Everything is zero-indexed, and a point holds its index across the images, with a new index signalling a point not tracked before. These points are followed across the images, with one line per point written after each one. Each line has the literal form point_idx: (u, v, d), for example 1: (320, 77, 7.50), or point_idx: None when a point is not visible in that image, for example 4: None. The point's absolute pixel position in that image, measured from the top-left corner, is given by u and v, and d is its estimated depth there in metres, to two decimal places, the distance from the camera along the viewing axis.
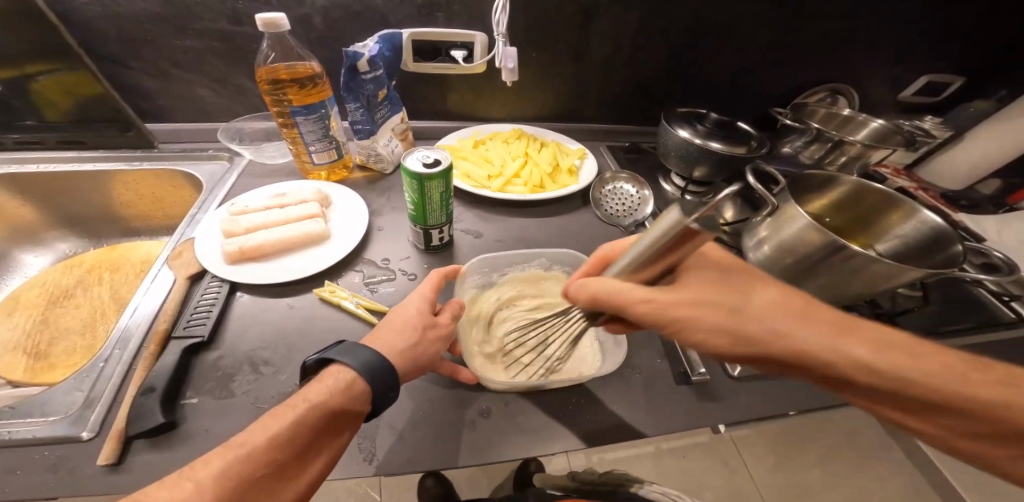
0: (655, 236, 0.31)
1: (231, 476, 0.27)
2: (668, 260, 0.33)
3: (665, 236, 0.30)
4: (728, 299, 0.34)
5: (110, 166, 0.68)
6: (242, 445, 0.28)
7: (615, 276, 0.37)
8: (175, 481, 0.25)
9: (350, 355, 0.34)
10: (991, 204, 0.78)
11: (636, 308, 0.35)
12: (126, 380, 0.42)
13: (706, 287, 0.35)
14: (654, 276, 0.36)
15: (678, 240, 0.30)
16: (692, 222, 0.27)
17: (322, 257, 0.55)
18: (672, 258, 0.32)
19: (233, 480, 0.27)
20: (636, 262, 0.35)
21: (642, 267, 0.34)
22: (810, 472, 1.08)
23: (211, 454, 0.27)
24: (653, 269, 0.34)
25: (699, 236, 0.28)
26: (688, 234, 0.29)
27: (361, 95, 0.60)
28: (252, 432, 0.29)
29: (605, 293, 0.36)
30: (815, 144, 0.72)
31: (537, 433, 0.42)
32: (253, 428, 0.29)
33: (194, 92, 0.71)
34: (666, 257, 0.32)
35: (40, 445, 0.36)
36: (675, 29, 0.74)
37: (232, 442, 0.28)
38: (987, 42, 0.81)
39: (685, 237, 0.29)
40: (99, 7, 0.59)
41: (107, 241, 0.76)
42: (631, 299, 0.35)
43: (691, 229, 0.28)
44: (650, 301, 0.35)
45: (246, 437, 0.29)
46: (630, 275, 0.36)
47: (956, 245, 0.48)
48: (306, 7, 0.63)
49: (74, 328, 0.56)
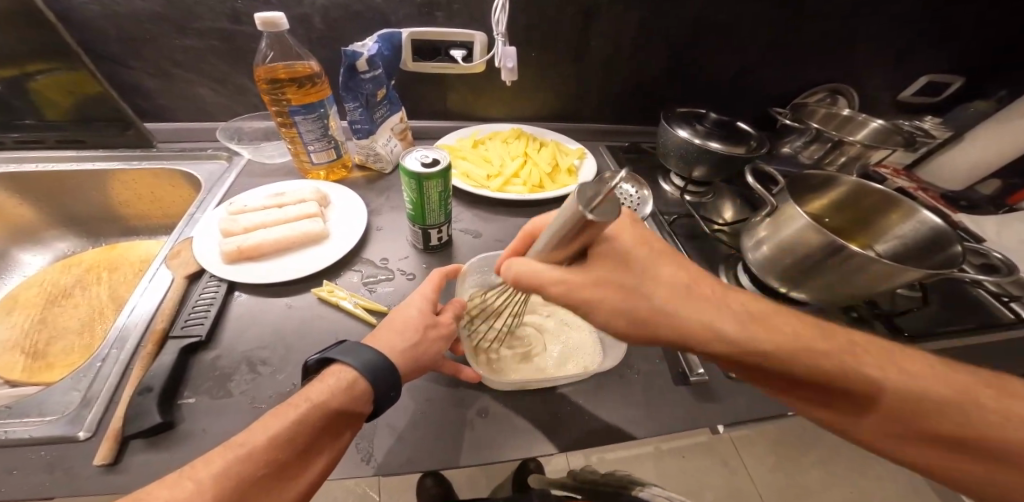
0: (560, 219, 0.31)
1: (231, 475, 0.27)
2: (577, 245, 0.32)
3: (565, 225, 0.30)
4: (628, 278, 0.33)
5: (109, 165, 0.67)
6: (243, 444, 0.28)
7: (535, 257, 0.35)
8: (176, 480, 0.25)
9: (351, 354, 0.34)
10: (991, 204, 0.79)
11: (551, 289, 0.34)
12: (124, 380, 0.41)
13: (610, 266, 0.33)
14: (569, 257, 0.34)
15: (578, 228, 0.29)
16: (586, 211, 0.28)
17: (321, 256, 0.55)
18: (580, 243, 0.32)
19: (233, 480, 0.27)
20: (550, 244, 0.33)
21: (556, 249, 0.33)
22: (810, 472, 1.08)
23: (212, 453, 0.27)
24: (566, 252, 0.33)
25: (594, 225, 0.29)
26: (585, 222, 0.29)
27: (360, 94, 0.60)
28: (253, 431, 0.29)
29: (525, 275, 0.35)
30: (815, 144, 0.71)
31: (535, 434, 0.42)
32: (253, 427, 0.29)
33: (193, 91, 0.71)
34: (574, 242, 0.31)
35: (37, 445, 0.36)
36: (675, 29, 0.74)
37: (234, 441, 0.28)
38: (987, 42, 0.81)
39: (582, 226, 0.29)
40: (99, 7, 0.59)
41: (106, 240, 0.76)
42: (546, 281, 0.34)
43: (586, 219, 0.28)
44: (560, 282, 0.34)
45: (247, 436, 0.29)
46: (545, 257, 0.34)
47: (954, 246, 0.47)
48: (306, 7, 0.63)
49: (73, 327, 0.56)
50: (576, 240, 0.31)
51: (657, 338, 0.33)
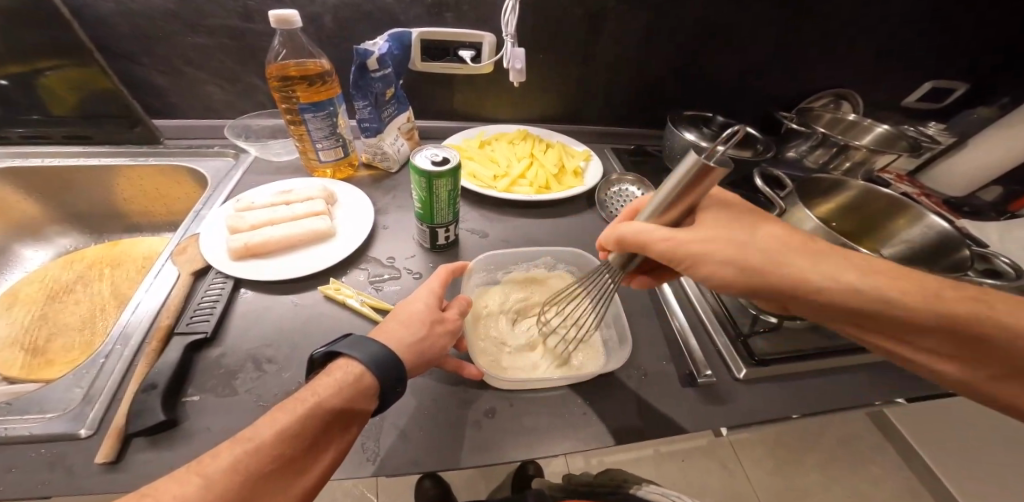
0: (674, 176, 0.31)
1: (240, 470, 0.26)
2: (687, 203, 0.32)
3: (682, 179, 0.30)
4: (743, 235, 0.33)
5: (114, 162, 0.67)
6: (252, 439, 0.28)
7: (643, 220, 0.36)
8: (184, 476, 0.25)
9: (357, 348, 0.34)
10: (993, 211, 0.81)
11: (656, 250, 0.35)
12: (127, 376, 0.41)
13: (723, 224, 0.34)
14: (680, 217, 0.35)
15: (695, 179, 0.29)
16: (705, 163, 0.28)
17: (327, 254, 0.55)
18: (691, 201, 0.32)
19: (242, 474, 0.26)
20: (658, 206, 0.34)
21: (666, 211, 0.34)
22: (810, 476, 1.07)
23: (221, 448, 0.27)
24: (677, 213, 0.34)
25: (716, 173, 0.28)
26: (705, 175, 0.29)
27: (369, 93, 0.60)
28: (261, 426, 0.29)
29: (631, 235, 0.35)
30: (820, 149, 0.72)
31: (543, 436, 0.41)
32: (260, 422, 0.29)
33: (201, 89, 0.71)
34: (686, 199, 0.32)
35: (39, 442, 0.35)
36: (681, 34, 0.74)
37: (241, 436, 0.28)
38: (991, 49, 0.82)
39: (702, 177, 0.29)
40: (112, 3, 0.59)
41: (109, 237, 0.75)
42: (653, 239, 0.34)
43: (706, 165, 0.28)
44: (669, 241, 0.34)
45: (254, 431, 0.28)
46: (654, 219, 0.35)
47: (963, 250, 0.48)
48: (317, 5, 0.63)
49: (74, 324, 0.55)
50: (695, 195, 0.31)
51: (764, 288, 0.33)
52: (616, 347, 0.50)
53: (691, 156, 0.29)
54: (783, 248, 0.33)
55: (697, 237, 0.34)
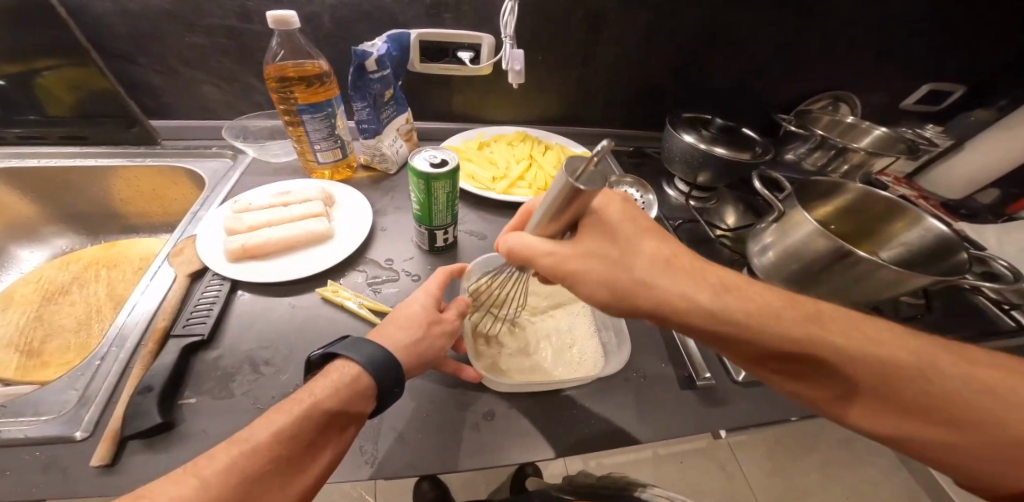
0: (551, 190, 0.31)
1: (235, 471, 0.26)
2: (566, 219, 0.32)
3: (556, 196, 0.30)
4: (627, 259, 0.33)
5: (111, 162, 0.67)
6: (247, 440, 0.28)
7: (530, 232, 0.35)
8: (180, 477, 0.25)
9: (354, 350, 0.34)
10: (991, 214, 0.82)
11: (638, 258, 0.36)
12: (123, 378, 0.41)
13: (599, 238, 0.33)
14: (558, 230, 0.34)
15: (567, 198, 0.29)
16: (572, 181, 0.28)
17: (326, 256, 0.55)
18: (571, 216, 0.32)
19: (238, 476, 0.26)
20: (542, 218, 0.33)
21: (549, 222, 0.33)
22: (808, 477, 1.08)
23: (217, 450, 0.27)
24: (558, 227, 0.33)
25: (586, 193, 0.29)
26: (574, 191, 0.29)
27: (368, 94, 0.59)
28: (257, 428, 0.28)
29: (516, 248, 0.35)
30: (818, 151, 0.72)
31: (540, 439, 0.41)
32: (256, 423, 0.29)
33: (199, 90, 0.71)
34: (564, 213, 0.31)
35: (32, 444, 0.35)
36: (680, 36, 0.74)
37: (237, 437, 0.28)
38: (989, 51, 0.82)
39: (575, 194, 0.29)
40: (110, 3, 0.59)
41: (106, 237, 0.75)
42: (535, 252, 0.34)
43: (573, 186, 0.28)
44: (552, 255, 0.34)
45: (250, 432, 0.28)
46: (536, 232, 0.34)
47: (960, 252, 0.48)
48: (316, 6, 0.63)
49: (69, 326, 0.55)
50: (570, 211, 0.31)
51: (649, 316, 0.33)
52: (614, 351, 0.50)
53: (560, 176, 0.28)
54: (682, 281, 0.32)
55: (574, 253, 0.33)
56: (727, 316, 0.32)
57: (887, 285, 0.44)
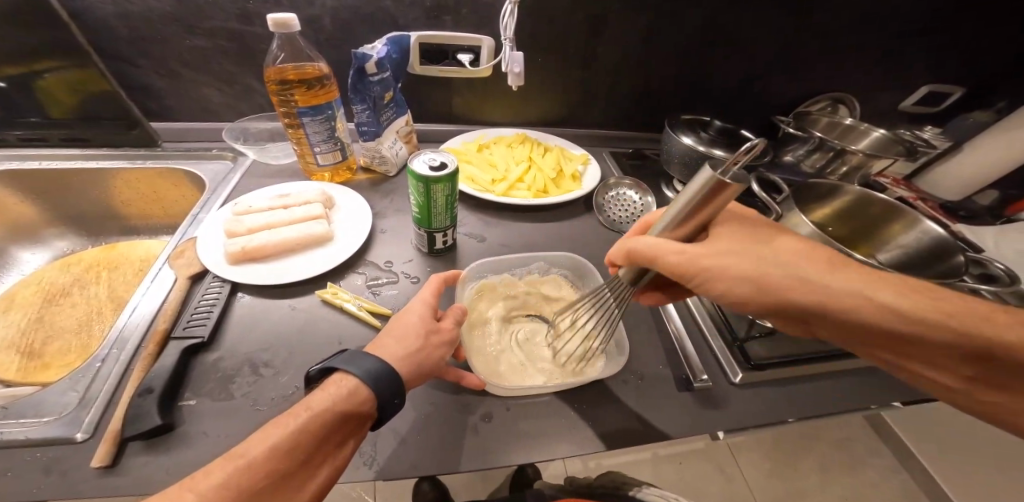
0: (687, 191, 0.31)
1: (231, 487, 0.25)
2: (702, 219, 0.33)
3: (696, 191, 0.30)
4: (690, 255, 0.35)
5: (111, 164, 0.67)
6: (243, 455, 0.27)
7: (656, 235, 0.36)
8: (176, 495, 0.24)
9: (354, 362, 0.34)
10: (990, 215, 0.82)
11: (669, 262, 0.34)
12: (123, 380, 0.41)
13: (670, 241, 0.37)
14: (692, 232, 0.34)
15: (708, 195, 0.29)
16: (719, 176, 0.28)
17: (326, 258, 0.55)
18: (705, 216, 0.32)
19: (232, 491, 0.25)
20: (672, 219, 0.34)
21: (679, 225, 0.34)
22: (807, 478, 1.08)
23: (212, 465, 0.26)
24: (690, 228, 0.34)
25: (732, 189, 0.28)
26: (721, 186, 0.28)
27: (368, 97, 0.60)
28: (254, 441, 0.28)
29: (642, 248, 0.36)
30: (817, 153, 0.72)
31: (542, 440, 0.41)
32: (253, 437, 0.28)
33: (200, 92, 0.71)
34: (697, 214, 0.32)
35: (33, 446, 0.35)
36: (678, 38, 0.75)
37: (233, 452, 0.27)
38: (989, 53, 0.82)
39: (719, 190, 0.29)
40: (109, 5, 0.59)
41: (106, 239, 0.75)
42: (664, 251, 0.35)
43: (722, 181, 0.28)
44: (681, 253, 0.34)
45: (247, 447, 0.28)
46: (666, 233, 0.35)
47: (958, 256, 0.48)
48: (317, 8, 0.63)
49: (70, 327, 0.55)
50: (712, 208, 0.31)
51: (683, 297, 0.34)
52: (613, 349, 0.51)
53: (705, 172, 0.29)
54: None
55: (709, 251, 0.34)
56: (745, 298, 0.33)
57: None
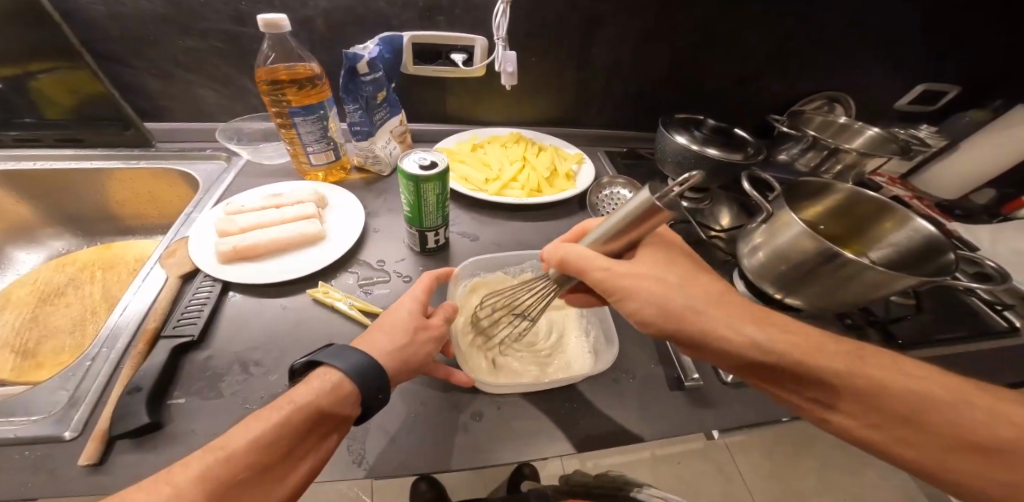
0: (627, 209, 0.34)
1: (210, 478, 0.26)
2: (631, 238, 0.36)
3: (635, 210, 0.33)
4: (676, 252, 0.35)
5: (107, 164, 0.68)
6: (223, 447, 0.27)
7: (587, 245, 0.39)
8: (152, 486, 0.24)
9: (339, 357, 0.34)
10: (986, 214, 0.81)
11: (594, 274, 0.37)
12: (113, 378, 0.41)
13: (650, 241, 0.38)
14: (621, 249, 0.38)
15: (646, 215, 0.32)
16: (654, 199, 0.31)
17: (319, 257, 0.55)
18: (635, 236, 0.35)
19: (212, 483, 0.26)
20: (606, 234, 0.37)
21: (611, 240, 0.37)
22: (805, 479, 1.07)
23: (192, 457, 0.27)
24: (619, 245, 0.37)
25: (663, 215, 0.32)
26: (656, 209, 0.32)
27: (360, 96, 0.60)
28: (235, 434, 0.28)
29: (573, 257, 0.38)
30: (811, 152, 0.72)
31: (532, 439, 0.41)
32: (235, 430, 0.29)
33: (194, 93, 0.71)
34: (627, 235, 0.35)
35: (23, 444, 0.35)
36: (671, 38, 0.75)
37: (214, 444, 0.27)
38: (986, 52, 0.82)
39: (653, 212, 0.32)
40: (102, 7, 0.60)
41: (102, 239, 0.76)
42: (591, 264, 0.37)
43: (656, 204, 0.31)
44: (606, 268, 0.37)
45: (228, 440, 0.28)
46: (598, 246, 0.38)
47: (948, 253, 0.48)
48: (309, 9, 0.63)
49: (64, 327, 0.55)
50: (644, 228, 0.34)
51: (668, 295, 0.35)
52: (604, 347, 0.50)
53: (645, 193, 0.32)
54: None
55: (634, 269, 0.37)
56: None
57: (874, 287, 0.44)
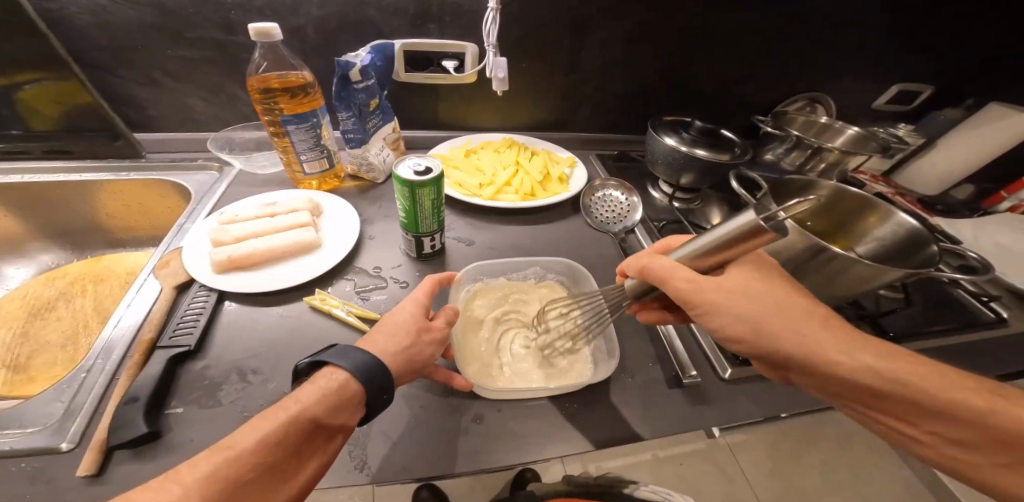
0: (728, 227, 0.33)
1: (220, 477, 0.25)
2: (727, 257, 0.35)
3: (737, 228, 0.33)
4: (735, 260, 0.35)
5: (96, 176, 0.67)
6: (231, 447, 0.27)
7: (677, 258, 0.39)
8: (161, 485, 0.24)
9: (344, 357, 0.34)
10: (968, 209, 0.86)
11: (676, 284, 0.37)
12: (109, 389, 0.40)
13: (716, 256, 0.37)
14: (712, 265, 0.37)
15: (747, 236, 0.32)
16: (761, 219, 0.30)
17: (311, 265, 0.55)
18: (732, 255, 0.35)
19: (221, 482, 0.25)
20: (702, 249, 0.36)
21: (706, 255, 0.36)
22: (807, 477, 1.08)
23: (199, 457, 0.26)
24: (713, 261, 0.36)
25: (766, 236, 0.31)
26: (758, 230, 0.31)
27: (352, 104, 0.61)
28: (241, 434, 0.28)
29: (657, 267, 0.39)
30: (796, 151, 0.75)
31: (536, 440, 0.41)
32: (243, 429, 0.28)
33: (183, 101, 0.71)
34: (728, 251, 0.34)
35: (20, 456, 0.35)
36: (655, 43, 0.77)
37: (220, 444, 0.27)
38: (959, 51, 0.85)
39: (755, 234, 0.31)
40: (87, 15, 0.59)
41: (92, 253, 0.74)
42: (676, 275, 0.37)
43: (762, 226, 0.30)
44: (690, 282, 0.37)
45: (234, 439, 0.27)
46: (686, 260, 0.38)
47: (931, 246, 0.50)
48: (300, 17, 0.64)
49: (55, 341, 0.54)
50: (736, 250, 0.34)
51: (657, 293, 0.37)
52: (603, 352, 0.51)
53: (750, 214, 0.31)
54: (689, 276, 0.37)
55: (728, 286, 0.36)
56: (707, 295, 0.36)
57: (862, 281, 0.45)
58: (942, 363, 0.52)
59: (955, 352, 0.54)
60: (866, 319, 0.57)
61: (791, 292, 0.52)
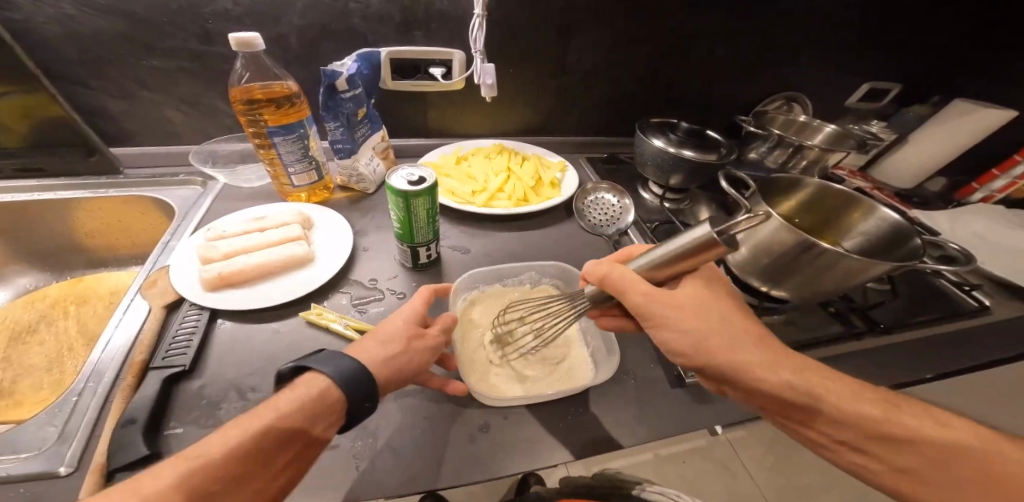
0: (682, 240, 0.35)
1: (182, 487, 0.25)
2: (679, 269, 0.37)
3: (692, 242, 0.34)
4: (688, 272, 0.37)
5: (73, 194, 0.64)
6: (199, 455, 0.27)
7: (634, 269, 0.40)
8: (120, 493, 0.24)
9: (329, 363, 0.33)
10: (942, 201, 0.90)
11: (633, 296, 0.38)
12: (104, 412, 0.38)
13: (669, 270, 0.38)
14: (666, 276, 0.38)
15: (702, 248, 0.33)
16: (714, 233, 0.32)
17: (305, 279, 0.54)
18: (685, 267, 0.36)
19: (182, 492, 0.25)
20: (659, 260, 0.37)
21: (662, 266, 0.37)
22: (805, 468, 1.10)
23: (165, 464, 0.26)
24: (666, 273, 0.38)
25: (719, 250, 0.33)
26: (712, 243, 0.33)
27: (340, 114, 0.59)
28: (210, 442, 0.27)
29: (617, 276, 0.39)
30: (778, 149, 0.77)
31: (543, 446, 0.41)
32: (212, 438, 0.28)
33: (161, 113, 0.69)
34: (683, 263, 0.36)
35: (16, 482, 0.33)
36: (639, 47, 0.78)
37: (187, 453, 0.27)
38: (927, 48, 0.88)
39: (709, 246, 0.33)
40: (55, 25, 0.57)
41: (72, 273, 0.71)
42: (633, 287, 0.38)
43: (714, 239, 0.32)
44: (647, 293, 0.38)
45: (202, 448, 0.27)
46: (642, 271, 0.39)
47: (914, 238, 0.51)
48: (282, 26, 0.63)
49: (39, 365, 0.52)
50: (689, 262, 0.35)
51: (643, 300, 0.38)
52: (603, 355, 0.51)
53: (702, 228, 0.33)
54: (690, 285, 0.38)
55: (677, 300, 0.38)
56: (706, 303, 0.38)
57: (850, 274, 0.46)
58: (932, 351, 0.54)
59: (943, 340, 0.56)
60: (856, 312, 0.58)
61: (785, 287, 0.53)
